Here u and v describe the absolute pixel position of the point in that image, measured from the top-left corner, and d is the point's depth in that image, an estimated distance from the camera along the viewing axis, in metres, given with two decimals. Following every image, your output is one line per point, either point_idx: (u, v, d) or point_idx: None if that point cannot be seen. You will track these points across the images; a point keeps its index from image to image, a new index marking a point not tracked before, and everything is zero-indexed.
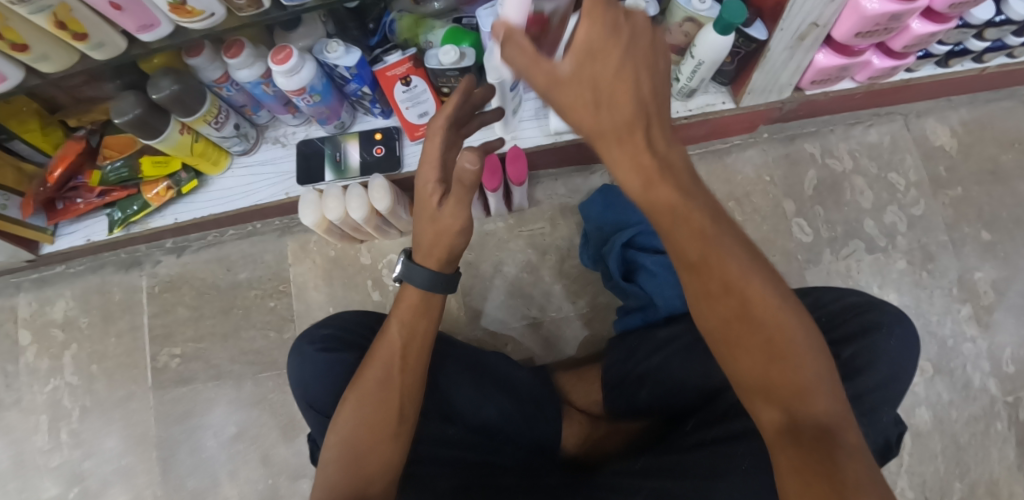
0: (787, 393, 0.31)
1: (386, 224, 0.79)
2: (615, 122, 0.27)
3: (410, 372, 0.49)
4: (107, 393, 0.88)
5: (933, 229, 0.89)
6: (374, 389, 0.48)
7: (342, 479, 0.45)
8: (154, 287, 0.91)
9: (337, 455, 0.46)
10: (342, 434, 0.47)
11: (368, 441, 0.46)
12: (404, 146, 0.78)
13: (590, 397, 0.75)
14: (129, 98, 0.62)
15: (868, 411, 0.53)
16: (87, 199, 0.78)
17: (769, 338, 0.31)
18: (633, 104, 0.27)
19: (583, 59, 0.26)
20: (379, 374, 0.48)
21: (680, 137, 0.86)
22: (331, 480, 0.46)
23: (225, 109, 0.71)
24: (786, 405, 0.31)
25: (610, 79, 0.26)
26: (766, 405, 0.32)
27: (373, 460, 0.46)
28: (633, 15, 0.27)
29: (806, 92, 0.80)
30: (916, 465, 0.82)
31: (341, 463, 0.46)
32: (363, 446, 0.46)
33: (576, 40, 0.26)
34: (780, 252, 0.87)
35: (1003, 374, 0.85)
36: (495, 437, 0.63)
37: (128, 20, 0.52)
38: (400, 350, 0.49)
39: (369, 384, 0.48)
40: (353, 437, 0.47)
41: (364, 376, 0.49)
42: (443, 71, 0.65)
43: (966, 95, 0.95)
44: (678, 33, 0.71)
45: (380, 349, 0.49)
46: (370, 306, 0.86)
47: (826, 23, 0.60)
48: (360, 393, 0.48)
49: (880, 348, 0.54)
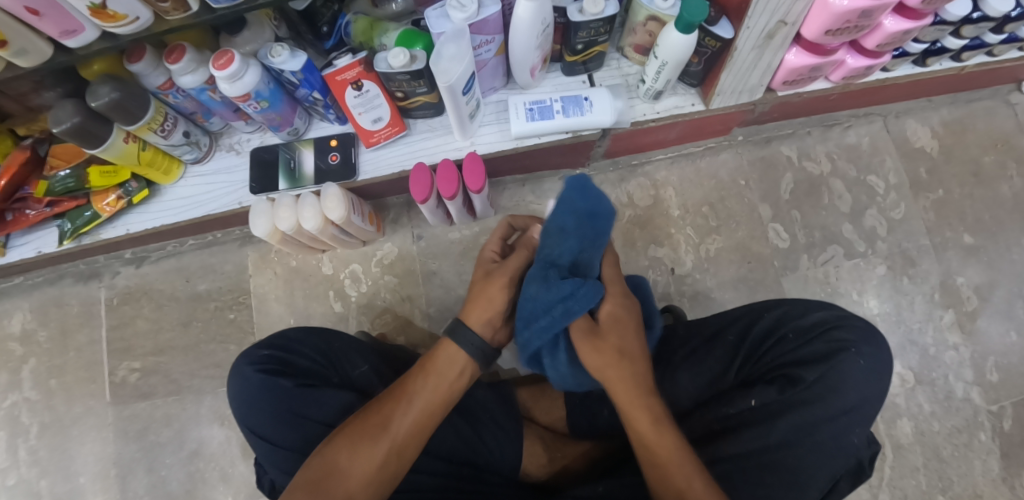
0: None
1: (343, 233, 0.76)
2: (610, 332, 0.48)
3: (423, 420, 0.49)
4: (64, 409, 0.85)
5: (914, 233, 0.87)
6: (374, 420, 0.48)
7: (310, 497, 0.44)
8: (113, 298, 0.88)
9: (313, 475, 0.46)
10: (328, 453, 0.47)
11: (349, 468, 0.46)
12: (361, 153, 0.76)
13: (553, 413, 0.73)
14: (66, 107, 0.59)
15: (834, 435, 0.50)
16: (36, 210, 0.74)
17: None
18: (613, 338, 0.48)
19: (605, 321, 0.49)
20: (386, 407, 0.49)
21: (650, 141, 0.83)
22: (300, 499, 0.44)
23: (173, 116, 0.69)
24: None
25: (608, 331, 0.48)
26: None
27: (344, 488, 0.45)
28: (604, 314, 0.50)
29: (779, 93, 0.77)
30: (897, 479, 0.80)
31: (314, 483, 0.45)
32: (344, 473, 0.45)
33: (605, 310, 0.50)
34: (755, 258, 0.85)
35: (987, 383, 0.82)
36: (453, 460, 0.60)
37: (49, 26, 0.49)
38: (412, 396, 0.50)
39: (375, 412, 0.49)
40: (338, 462, 0.46)
41: (373, 406, 0.50)
42: (392, 74, 0.62)
43: (947, 95, 0.92)
44: (643, 32, 0.68)
45: (400, 390, 0.51)
46: (332, 318, 0.84)
47: (795, 20, 0.57)
48: (360, 421, 0.48)
49: (847, 370, 0.51)
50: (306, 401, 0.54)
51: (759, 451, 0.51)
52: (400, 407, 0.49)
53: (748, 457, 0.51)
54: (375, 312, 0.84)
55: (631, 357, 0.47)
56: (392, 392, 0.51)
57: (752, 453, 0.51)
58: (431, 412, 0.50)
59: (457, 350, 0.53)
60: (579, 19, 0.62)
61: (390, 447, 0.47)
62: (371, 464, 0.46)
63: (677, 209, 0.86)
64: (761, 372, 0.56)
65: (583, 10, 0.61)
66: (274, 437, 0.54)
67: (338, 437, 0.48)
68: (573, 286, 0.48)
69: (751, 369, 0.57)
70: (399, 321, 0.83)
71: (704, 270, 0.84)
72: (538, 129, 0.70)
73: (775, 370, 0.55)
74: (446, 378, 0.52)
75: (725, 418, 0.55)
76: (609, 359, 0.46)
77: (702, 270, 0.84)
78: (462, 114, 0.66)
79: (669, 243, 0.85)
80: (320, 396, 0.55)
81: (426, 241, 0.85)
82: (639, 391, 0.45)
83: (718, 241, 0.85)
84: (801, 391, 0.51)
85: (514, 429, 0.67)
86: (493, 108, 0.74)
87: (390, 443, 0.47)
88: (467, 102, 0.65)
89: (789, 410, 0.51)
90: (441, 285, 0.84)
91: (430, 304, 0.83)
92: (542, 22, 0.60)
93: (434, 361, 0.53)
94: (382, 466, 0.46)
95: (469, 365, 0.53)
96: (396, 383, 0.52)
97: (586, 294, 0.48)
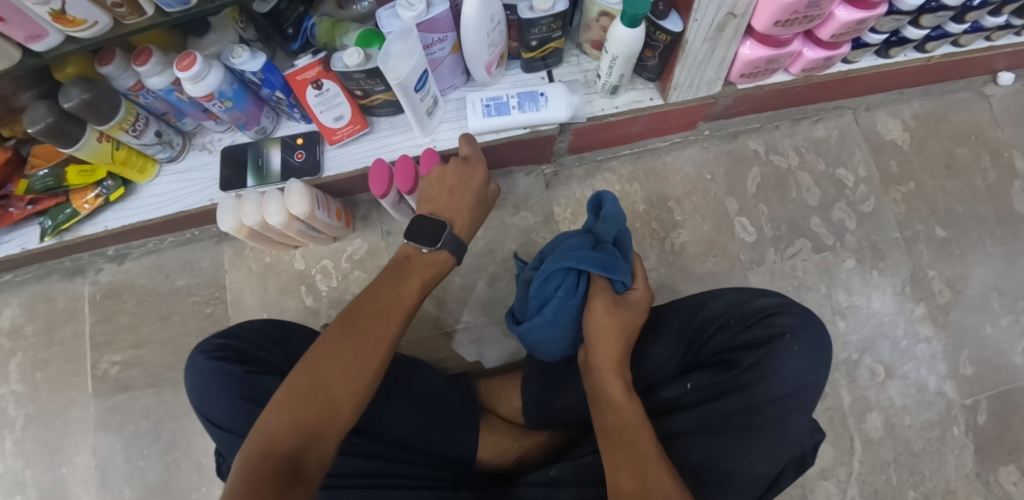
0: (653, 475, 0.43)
1: (308, 228, 0.78)
2: (626, 312, 0.58)
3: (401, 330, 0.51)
4: (49, 401, 0.88)
5: (885, 226, 0.86)
6: (364, 329, 0.48)
7: (303, 407, 0.42)
8: (97, 294, 0.92)
9: (297, 390, 0.43)
10: (311, 366, 0.45)
11: (338, 378, 0.44)
12: (326, 150, 0.78)
13: (511, 404, 0.74)
14: (40, 108, 0.62)
15: (771, 422, 0.50)
16: (18, 208, 0.77)
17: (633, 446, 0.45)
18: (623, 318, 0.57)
19: (618, 303, 0.58)
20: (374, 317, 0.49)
21: (614, 136, 0.84)
22: (287, 419, 0.42)
23: (144, 116, 0.71)
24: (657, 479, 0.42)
25: (625, 319, 0.57)
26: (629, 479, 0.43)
27: (337, 397, 0.44)
28: (628, 299, 0.60)
29: (739, 86, 0.77)
30: (868, 473, 0.78)
31: (303, 395, 0.43)
32: (338, 381, 0.44)
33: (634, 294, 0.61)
34: (721, 252, 0.85)
35: (959, 376, 0.81)
36: (407, 447, 0.60)
37: (15, 31, 0.52)
38: (394, 305, 0.51)
39: (355, 319, 0.49)
40: (328, 372, 0.44)
41: (356, 314, 0.49)
42: (349, 73, 0.64)
43: (919, 87, 0.92)
44: (597, 28, 0.69)
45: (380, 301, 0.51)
46: (303, 312, 0.86)
47: (742, 12, 0.58)
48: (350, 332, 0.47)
49: (784, 355, 0.51)
50: (255, 387, 0.56)
51: (699, 432, 0.52)
52: (384, 317, 0.50)
53: (688, 436, 0.52)
54: None
55: (630, 332, 0.57)
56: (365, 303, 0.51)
57: (690, 436, 0.52)
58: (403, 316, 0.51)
59: (426, 264, 0.57)
60: (530, 16, 0.63)
61: (377, 351, 0.47)
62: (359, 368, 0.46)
63: (643, 203, 0.87)
64: (703, 359, 0.57)
65: (533, 7, 0.63)
66: (226, 423, 0.56)
67: (315, 353, 0.46)
68: (619, 258, 0.61)
69: (693, 357, 0.58)
70: None
71: (669, 263, 0.84)
72: (494, 125, 0.72)
73: (715, 356, 0.55)
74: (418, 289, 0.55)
75: (667, 401, 0.56)
76: (616, 322, 0.56)
77: (666, 263, 0.84)
78: (418, 111, 0.68)
79: (634, 237, 0.86)
80: (267, 380, 0.56)
81: (395, 237, 0.87)
82: (616, 365, 0.53)
83: (684, 235, 0.86)
84: (737, 374, 0.52)
85: (468, 419, 0.68)
86: (454, 105, 0.76)
87: (375, 346, 0.47)
88: (422, 99, 0.66)
89: (726, 393, 0.51)
90: None
91: None
92: (489, 19, 0.61)
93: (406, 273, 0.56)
94: (370, 369, 0.46)
95: (446, 269, 0.59)
96: (371, 294, 0.52)
97: (617, 268, 0.59)
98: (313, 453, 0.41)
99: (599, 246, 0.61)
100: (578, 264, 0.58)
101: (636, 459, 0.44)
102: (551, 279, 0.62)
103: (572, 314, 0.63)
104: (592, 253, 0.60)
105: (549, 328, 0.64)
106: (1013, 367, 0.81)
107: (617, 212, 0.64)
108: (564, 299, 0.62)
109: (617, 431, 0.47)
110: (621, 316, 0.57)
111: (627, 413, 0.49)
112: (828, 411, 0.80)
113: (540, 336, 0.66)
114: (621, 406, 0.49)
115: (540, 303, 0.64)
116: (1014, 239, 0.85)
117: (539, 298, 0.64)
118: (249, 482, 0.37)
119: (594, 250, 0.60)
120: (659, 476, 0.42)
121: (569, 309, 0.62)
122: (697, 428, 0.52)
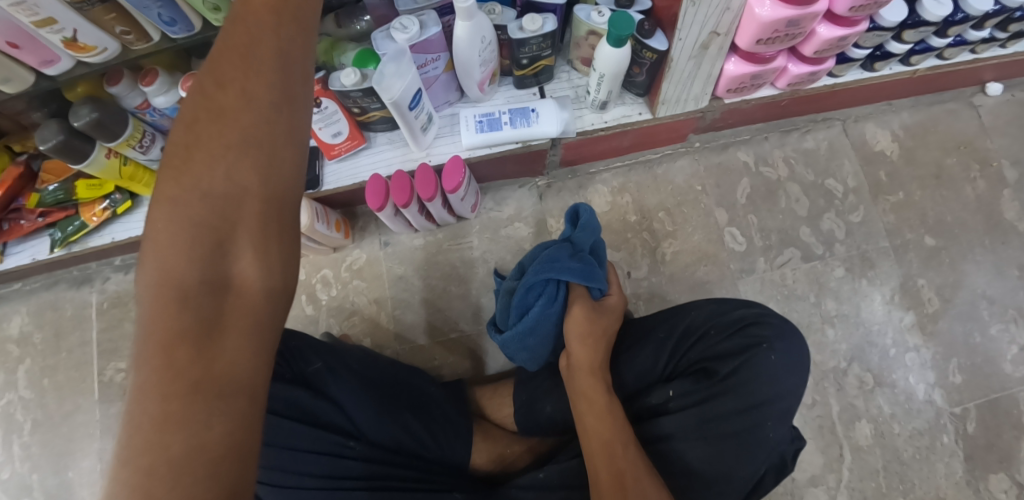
0: (624, 467, 0.48)
1: (309, 239, 0.81)
2: (603, 317, 0.62)
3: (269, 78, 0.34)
4: (57, 406, 0.91)
5: (874, 236, 0.88)
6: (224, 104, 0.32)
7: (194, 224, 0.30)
8: (104, 302, 0.94)
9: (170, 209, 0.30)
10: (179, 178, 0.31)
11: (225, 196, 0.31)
12: (325, 165, 0.80)
13: (502, 411, 0.76)
14: (51, 126, 0.65)
15: (748, 428, 0.52)
16: (29, 220, 0.80)
17: (609, 441, 0.50)
18: (598, 321, 0.61)
19: (593, 308, 0.62)
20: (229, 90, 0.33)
21: (605, 149, 0.86)
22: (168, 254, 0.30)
23: (151, 133, 0.74)
24: (629, 471, 0.48)
25: (602, 322, 0.61)
26: (605, 471, 0.48)
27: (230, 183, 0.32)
28: (605, 304, 0.64)
29: (726, 100, 0.79)
30: (856, 480, 0.79)
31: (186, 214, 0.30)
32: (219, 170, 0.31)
33: (610, 301, 0.65)
34: (711, 261, 0.87)
35: (949, 385, 0.82)
36: (401, 452, 0.63)
37: (29, 57, 0.54)
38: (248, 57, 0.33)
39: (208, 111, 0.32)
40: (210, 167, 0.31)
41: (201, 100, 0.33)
42: (347, 92, 0.66)
43: (909, 98, 0.93)
44: (587, 45, 0.71)
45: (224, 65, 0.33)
46: (303, 321, 0.88)
47: (726, 31, 0.60)
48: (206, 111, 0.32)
49: (760, 364, 0.53)
50: None
51: (679, 438, 0.54)
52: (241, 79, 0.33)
53: (668, 441, 0.54)
54: (345, 315, 0.88)
55: (608, 336, 0.61)
56: (200, 99, 0.33)
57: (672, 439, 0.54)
58: (263, 77, 0.33)
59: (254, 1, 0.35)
60: (520, 36, 0.65)
61: (256, 118, 0.33)
62: (243, 159, 0.32)
63: (635, 214, 0.89)
64: (684, 367, 0.58)
65: (522, 27, 0.65)
66: None
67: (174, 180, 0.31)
68: (595, 266, 0.64)
69: (675, 365, 0.59)
70: (365, 324, 0.88)
71: (660, 272, 0.86)
72: (487, 140, 0.74)
73: (696, 364, 0.57)
74: (257, 53, 0.34)
75: (650, 408, 0.58)
76: (597, 329, 0.60)
77: (658, 273, 0.86)
78: (413, 127, 0.70)
79: (626, 247, 0.88)
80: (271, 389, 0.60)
81: (392, 248, 0.90)
82: (592, 366, 0.57)
83: (675, 245, 0.87)
84: (715, 382, 0.54)
85: (466, 426, 0.69)
86: (448, 121, 0.78)
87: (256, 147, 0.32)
88: (416, 116, 0.68)
89: (705, 400, 0.53)
90: (406, 288, 0.88)
91: (396, 307, 0.88)
92: (481, 40, 0.64)
93: (248, 47, 0.33)
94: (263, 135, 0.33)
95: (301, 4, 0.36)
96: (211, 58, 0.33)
97: (595, 276, 0.62)
98: (239, 290, 0.30)
99: (577, 255, 0.63)
100: (561, 272, 0.60)
101: (611, 454, 0.49)
102: (531, 288, 0.63)
103: (552, 323, 0.64)
104: (572, 264, 0.61)
105: (529, 338, 0.65)
106: (1002, 375, 0.82)
107: (593, 223, 0.65)
108: (547, 307, 0.62)
109: (595, 428, 0.51)
110: (599, 323, 0.61)
111: (602, 409, 0.53)
112: (817, 418, 0.82)
113: (522, 347, 0.67)
114: (596, 404, 0.53)
115: (519, 313, 0.64)
116: (1003, 247, 0.86)
117: (519, 309, 0.64)
118: (147, 358, 0.26)
119: (573, 260, 0.62)
120: (633, 469, 0.48)
121: (550, 317, 0.63)
122: (676, 434, 0.54)
